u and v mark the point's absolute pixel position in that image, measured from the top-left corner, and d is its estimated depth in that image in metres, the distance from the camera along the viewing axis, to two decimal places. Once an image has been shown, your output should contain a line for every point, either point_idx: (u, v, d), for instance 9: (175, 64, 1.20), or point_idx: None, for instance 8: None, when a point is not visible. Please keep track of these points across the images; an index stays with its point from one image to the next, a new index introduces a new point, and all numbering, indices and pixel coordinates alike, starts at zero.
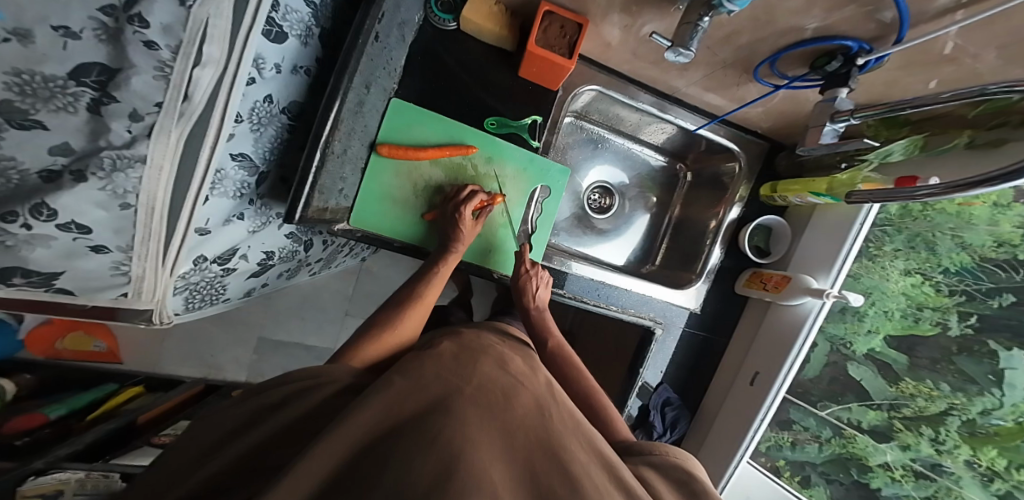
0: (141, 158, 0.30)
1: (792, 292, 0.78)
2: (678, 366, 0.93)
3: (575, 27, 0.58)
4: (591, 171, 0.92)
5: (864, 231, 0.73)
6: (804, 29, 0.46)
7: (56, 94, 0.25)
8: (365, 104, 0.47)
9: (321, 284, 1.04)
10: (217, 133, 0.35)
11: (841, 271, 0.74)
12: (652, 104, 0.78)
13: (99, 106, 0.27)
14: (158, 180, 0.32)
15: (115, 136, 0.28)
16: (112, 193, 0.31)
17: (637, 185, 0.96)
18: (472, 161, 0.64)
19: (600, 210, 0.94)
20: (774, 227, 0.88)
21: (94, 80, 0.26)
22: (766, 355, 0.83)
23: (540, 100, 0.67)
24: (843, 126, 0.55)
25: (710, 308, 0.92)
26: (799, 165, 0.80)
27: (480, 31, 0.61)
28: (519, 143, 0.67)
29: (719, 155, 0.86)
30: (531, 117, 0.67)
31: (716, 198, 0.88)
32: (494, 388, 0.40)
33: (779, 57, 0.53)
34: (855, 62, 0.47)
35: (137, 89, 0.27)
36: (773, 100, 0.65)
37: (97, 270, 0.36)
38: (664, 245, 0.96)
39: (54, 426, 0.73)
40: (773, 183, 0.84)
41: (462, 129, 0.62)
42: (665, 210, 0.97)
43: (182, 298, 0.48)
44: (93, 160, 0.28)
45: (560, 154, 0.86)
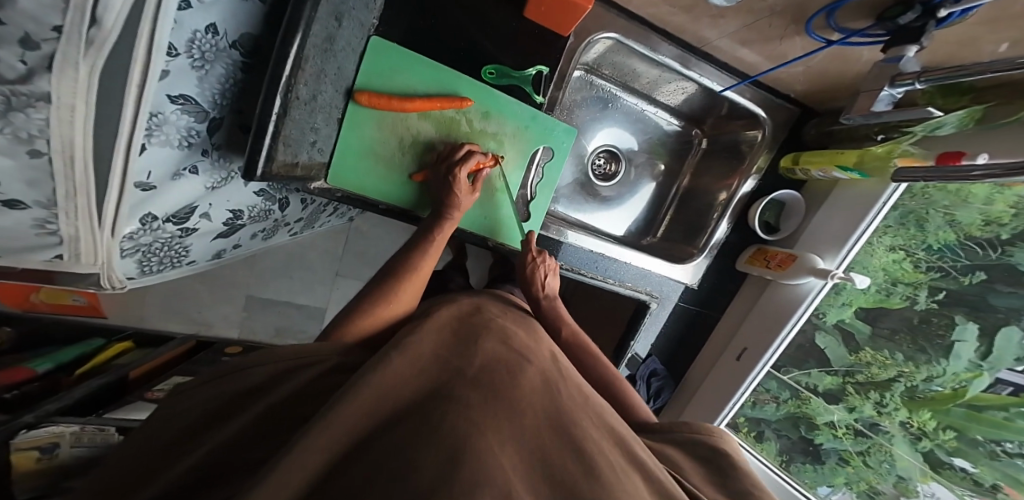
0: (43, 95, 0.24)
1: (796, 271, 0.74)
2: (667, 339, 0.92)
3: None
4: (597, 133, 0.85)
5: (884, 212, 0.68)
6: None
7: None
8: (336, 41, 0.40)
9: (307, 243, 0.99)
10: (146, 70, 0.28)
11: (850, 253, 0.70)
12: (676, 58, 0.69)
13: None
14: (73, 122, 0.26)
15: (4, 68, 0.22)
16: (14, 137, 0.25)
17: (646, 151, 0.89)
18: (467, 116, 0.57)
19: (605, 177, 0.87)
20: (788, 201, 0.82)
21: None
22: (756, 330, 0.81)
23: (549, 48, 0.58)
24: (903, 91, 0.49)
25: (708, 283, 0.89)
26: (827, 135, 0.73)
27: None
28: (521, 98, 0.60)
29: (740, 121, 0.79)
30: (536, 67, 0.58)
31: (731, 168, 0.82)
32: (499, 363, 0.36)
33: (840, 5, 0.45)
34: (936, 14, 0.40)
35: (27, 10, 0.20)
36: (817, 58, 0.57)
37: (15, 226, 0.31)
38: (667, 216, 0.91)
39: (41, 381, 0.70)
40: (796, 153, 0.77)
41: (456, 78, 0.54)
42: (674, 180, 0.91)
43: (134, 261, 0.44)
44: None
45: (565, 112, 0.78)
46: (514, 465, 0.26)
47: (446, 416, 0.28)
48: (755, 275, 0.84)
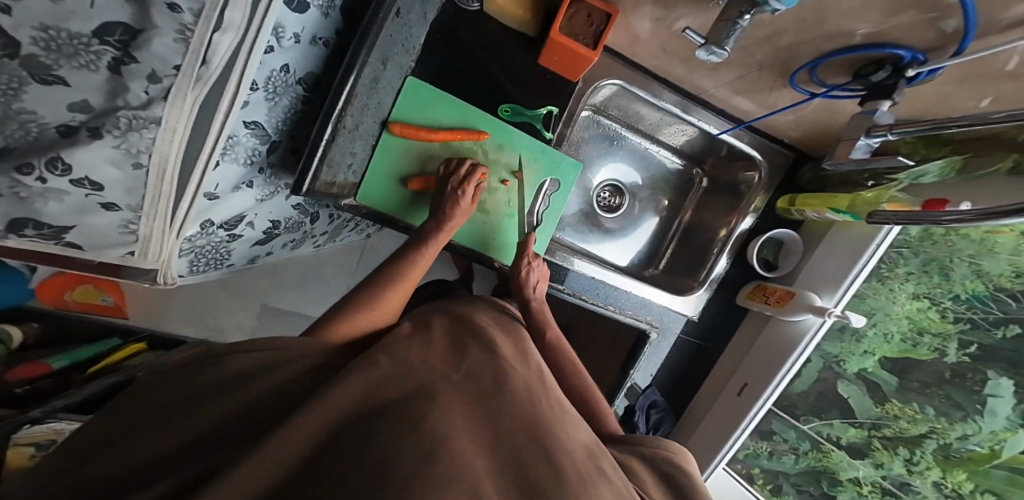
0: (156, 120, 0.29)
1: (795, 308, 0.75)
2: (669, 371, 0.93)
3: (603, 17, 0.56)
4: (602, 168, 0.90)
5: (880, 252, 0.70)
6: (854, 33, 0.44)
7: (80, 50, 0.24)
8: (381, 80, 0.46)
9: (325, 257, 1.04)
10: (233, 100, 0.33)
11: (846, 293, 0.72)
12: (676, 104, 0.75)
13: (120, 65, 0.25)
14: (172, 142, 0.31)
15: (132, 96, 0.27)
16: (126, 152, 0.30)
17: (649, 186, 0.94)
18: (483, 147, 0.63)
19: (609, 209, 0.92)
20: (785, 241, 0.86)
21: (117, 39, 0.24)
22: (757, 367, 0.81)
23: (558, 91, 0.65)
24: (877, 142, 0.53)
25: (709, 316, 0.91)
26: (823, 180, 0.77)
27: (504, 14, 0.59)
28: (531, 133, 0.65)
29: (739, 163, 0.84)
30: (547, 107, 0.64)
31: (731, 206, 0.86)
32: (482, 374, 0.38)
33: (819, 63, 0.51)
34: (903, 74, 0.46)
35: (158, 51, 0.26)
36: (806, 107, 0.62)
37: (106, 226, 0.35)
38: (669, 249, 0.94)
39: (54, 378, 0.73)
40: (792, 195, 0.81)
41: (476, 114, 0.60)
42: (676, 214, 0.95)
43: (187, 261, 0.48)
44: (109, 119, 0.27)
45: (572, 148, 0.85)
46: (490, 471, 0.28)
47: (428, 420, 0.29)
48: (757, 310, 0.86)
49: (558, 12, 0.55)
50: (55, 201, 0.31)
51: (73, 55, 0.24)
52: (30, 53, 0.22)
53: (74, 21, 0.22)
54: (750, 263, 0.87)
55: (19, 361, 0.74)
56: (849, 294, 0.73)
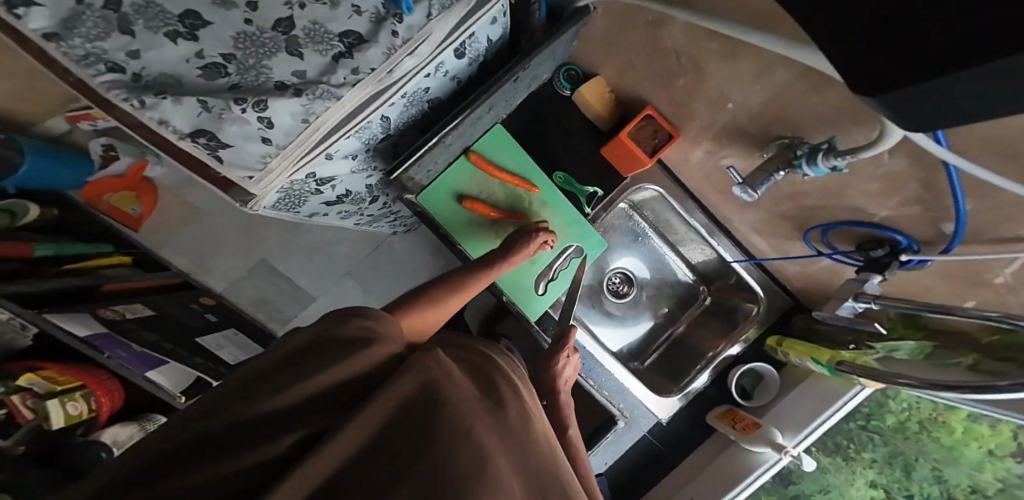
0: (338, 93, 0.53)
1: (757, 438, 0.78)
2: (623, 466, 0.94)
3: (665, 135, 0.69)
4: (621, 257, 0.99)
5: (846, 411, 0.73)
6: (873, 213, 0.54)
7: (326, 42, 0.49)
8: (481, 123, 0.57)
9: (343, 241, 1.14)
10: (384, 97, 0.58)
11: (808, 436, 0.75)
12: (703, 224, 0.86)
13: (340, 57, 0.51)
14: (336, 109, 0.54)
15: (335, 77, 0.52)
16: (304, 109, 0.52)
17: (657, 288, 1.01)
18: (531, 198, 0.72)
19: (615, 294, 0.99)
20: (765, 375, 0.91)
21: (350, 42, 0.50)
22: (709, 485, 0.82)
23: (609, 176, 0.76)
24: (862, 308, 0.61)
25: (675, 425, 0.94)
26: (810, 332, 0.84)
27: (587, 104, 0.71)
28: (574, 201, 0.75)
29: (741, 294, 0.92)
30: (593, 188, 0.75)
31: (726, 331, 0.93)
32: (506, 411, 0.38)
33: (833, 228, 0.60)
34: (899, 255, 0.54)
35: (369, 55, 0.51)
36: (813, 264, 0.72)
37: (251, 156, 0.56)
38: (658, 351, 1.00)
39: (27, 263, 0.83)
40: (780, 336, 0.88)
41: (536, 170, 0.71)
42: (672, 323, 1.01)
43: (278, 198, 0.65)
44: (312, 86, 0.51)
45: (603, 230, 0.95)
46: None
47: (451, 458, 0.30)
48: (721, 433, 0.89)
49: (632, 119, 0.68)
50: (238, 124, 0.51)
51: (321, 42, 0.49)
52: (301, 37, 0.48)
53: (337, 26, 0.49)
54: (728, 388, 0.92)
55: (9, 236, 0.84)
56: (807, 442, 0.76)
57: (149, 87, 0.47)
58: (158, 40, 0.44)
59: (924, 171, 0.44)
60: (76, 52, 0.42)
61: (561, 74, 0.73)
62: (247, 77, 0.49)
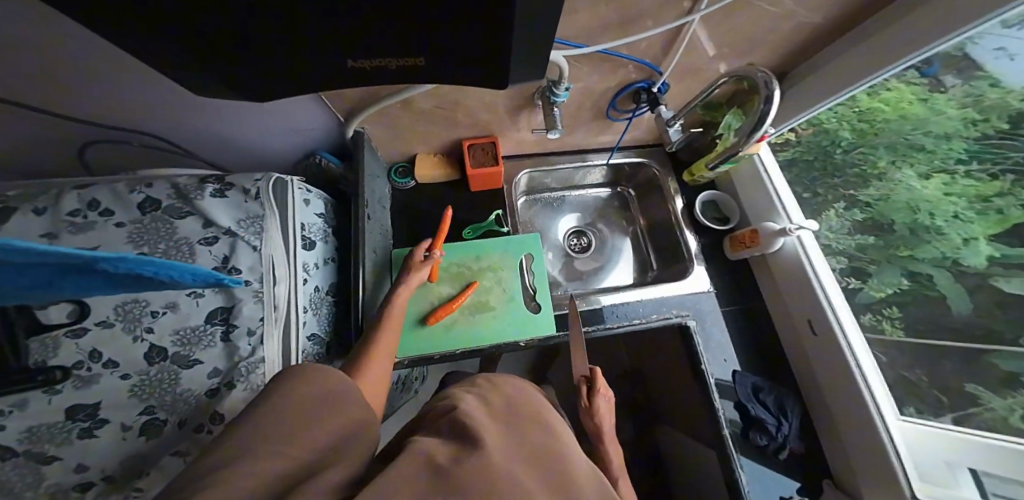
0: (259, 357, 0.60)
1: (768, 238, 0.82)
2: (744, 351, 0.86)
3: (488, 145, 0.84)
4: (559, 225, 0.99)
5: (773, 176, 0.87)
6: (619, 62, 0.73)
7: (202, 336, 0.58)
8: (314, 271, 0.73)
9: None
10: (295, 321, 0.66)
11: (786, 209, 0.84)
12: (574, 160, 0.94)
13: (228, 333, 0.60)
14: (272, 364, 0.61)
15: (243, 349, 0.59)
16: (250, 389, 0.58)
17: (603, 220, 1.02)
18: (466, 265, 0.84)
19: (582, 250, 0.98)
20: (717, 199, 0.95)
21: (220, 318, 0.60)
22: (799, 300, 0.82)
23: (486, 204, 0.90)
24: (655, 85, 0.79)
25: (723, 282, 0.91)
26: (694, 151, 0.94)
27: (431, 177, 0.88)
28: (494, 235, 0.88)
29: (637, 172, 0.98)
30: (495, 213, 0.88)
31: (661, 199, 0.96)
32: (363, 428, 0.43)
33: (616, 102, 0.82)
34: (561, 84, 0.69)
35: (248, 312, 0.61)
36: (640, 123, 0.89)
37: None
38: (652, 254, 0.98)
39: None
40: (688, 168, 0.94)
41: (449, 246, 0.85)
42: (633, 224, 1.02)
43: None
44: (236, 368, 0.58)
45: (526, 224, 0.95)
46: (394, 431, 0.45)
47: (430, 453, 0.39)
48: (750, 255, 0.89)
49: (464, 156, 0.83)
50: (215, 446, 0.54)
51: (200, 339, 0.58)
52: (179, 346, 0.57)
53: (192, 318, 0.58)
54: (707, 225, 0.91)
55: None
56: (790, 210, 0.84)
57: (190, 424, 0.55)
58: (79, 453, 0.49)
59: (607, 61, 0.72)
60: (136, 459, 0.52)
61: (394, 177, 0.89)
62: (214, 318, 0.59)
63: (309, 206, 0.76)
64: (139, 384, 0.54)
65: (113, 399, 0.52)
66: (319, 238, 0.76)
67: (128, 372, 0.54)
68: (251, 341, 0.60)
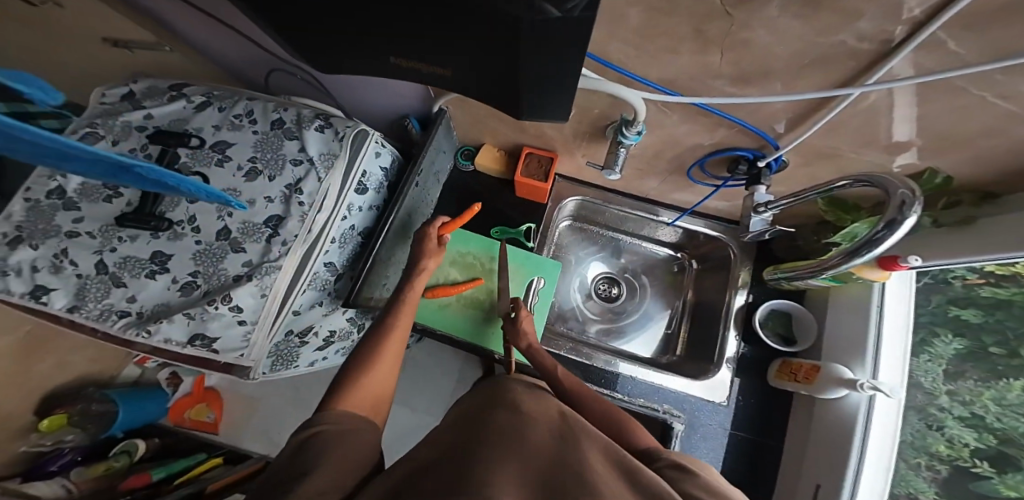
0: (277, 266, 0.75)
1: (824, 383, 0.62)
2: (731, 492, 0.71)
3: (547, 160, 0.83)
4: (592, 266, 0.95)
5: (890, 318, 0.60)
6: (722, 120, 0.60)
7: (256, 231, 0.77)
8: (356, 213, 0.85)
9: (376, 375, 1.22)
10: (320, 248, 0.80)
11: (878, 362, 0.59)
12: (636, 205, 0.88)
13: (271, 236, 0.76)
14: (282, 277, 0.76)
15: (273, 253, 0.75)
16: (259, 287, 0.74)
17: (645, 276, 0.94)
18: (480, 259, 0.87)
19: (608, 300, 0.92)
20: (794, 313, 0.76)
21: (271, 224, 0.77)
22: (821, 462, 0.61)
23: (532, 212, 0.90)
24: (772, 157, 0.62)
25: (748, 410, 0.74)
26: (795, 249, 0.74)
27: (488, 168, 0.89)
28: (518, 244, 0.89)
29: (709, 245, 0.86)
30: (526, 224, 0.88)
31: (723, 284, 0.82)
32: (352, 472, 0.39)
33: (705, 160, 0.70)
34: (635, 127, 0.62)
35: (290, 227, 0.76)
36: (731, 193, 0.75)
37: (236, 337, 0.75)
38: (683, 334, 0.88)
39: (152, 488, 0.94)
40: (774, 265, 0.77)
41: (471, 236, 0.87)
42: (680, 294, 0.92)
43: (270, 362, 0.84)
44: (260, 266, 0.75)
45: (558, 249, 0.94)
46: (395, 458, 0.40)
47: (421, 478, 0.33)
48: (798, 394, 0.71)
49: (518, 162, 0.82)
50: (217, 320, 0.73)
51: (252, 234, 0.77)
52: (238, 233, 0.77)
53: (255, 216, 0.77)
54: (764, 340, 0.75)
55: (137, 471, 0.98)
56: (886, 365, 0.59)
57: (211, 293, 0.74)
58: (145, 285, 0.74)
59: (703, 113, 0.60)
60: (161, 307, 0.74)
61: (459, 157, 0.93)
62: (269, 222, 0.77)
63: (380, 156, 0.87)
64: (200, 252, 0.76)
65: (185, 251, 0.76)
66: (373, 184, 0.88)
67: (201, 238, 0.77)
68: (281, 249, 0.75)
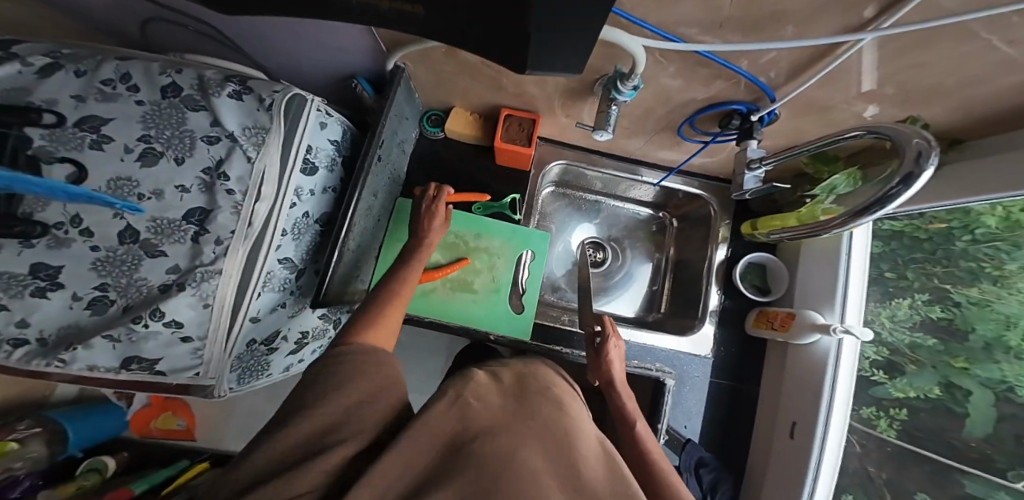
0: (217, 270, 0.61)
1: (799, 330, 0.69)
2: (713, 424, 0.81)
3: (529, 122, 0.77)
4: (576, 231, 0.94)
5: (856, 264, 0.66)
6: (720, 76, 0.57)
7: (175, 230, 0.60)
8: (305, 197, 0.71)
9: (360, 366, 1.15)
10: (270, 243, 0.66)
11: (846, 304, 0.66)
12: (618, 166, 0.87)
13: (198, 236, 0.60)
14: (227, 284, 0.62)
15: (206, 257, 0.60)
16: (199, 297, 0.60)
17: (628, 237, 0.96)
18: (464, 238, 0.81)
19: (593, 265, 0.93)
20: (768, 264, 0.82)
21: (196, 219, 0.61)
22: (795, 398, 0.69)
23: (515, 182, 0.87)
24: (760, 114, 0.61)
25: (729, 354, 0.82)
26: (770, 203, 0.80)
27: (460, 133, 0.82)
28: (503, 217, 0.85)
29: (691, 202, 0.89)
30: (510, 195, 0.85)
31: (704, 238, 0.86)
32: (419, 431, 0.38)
33: (695, 118, 0.68)
34: (630, 83, 0.56)
35: (221, 222, 0.61)
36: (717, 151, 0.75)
37: (184, 355, 0.63)
38: (666, 291, 0.92)
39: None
40: (752, 219, 0.82)
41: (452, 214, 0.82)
42: (662, 251, 0.96)
43: (235, 375, 0.72)
44: (191, 273, 0.60)
45: (543, 218, 0.93)
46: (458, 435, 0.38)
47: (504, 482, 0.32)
48: (771, 340, 0.78)
49: (497, 127, 0.76)
50: (155, 339, 0.60)
51: (171, 234, 0.60)
52: (151, 234, 0.60)
53: (170, 211, 0.60)
54: (742, 291, 0.82)
55: (110, 487, 0.88)
56: (851, 308, 0.66)
57: (134, 310, 0.59)
58: (35, 305, 0.57)
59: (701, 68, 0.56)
60: (71, 330, 0.59)
61: (425, 123, 0.85)
62: (192, 217, 0.60)
63: (326, 129, 0.73)
64: (101, 260, 0.59)
65: (78, 264, 0.58)
66: (320, 157, 0.73)
67: (98, 244, 0.59)
68: (216, 249, 0.60)
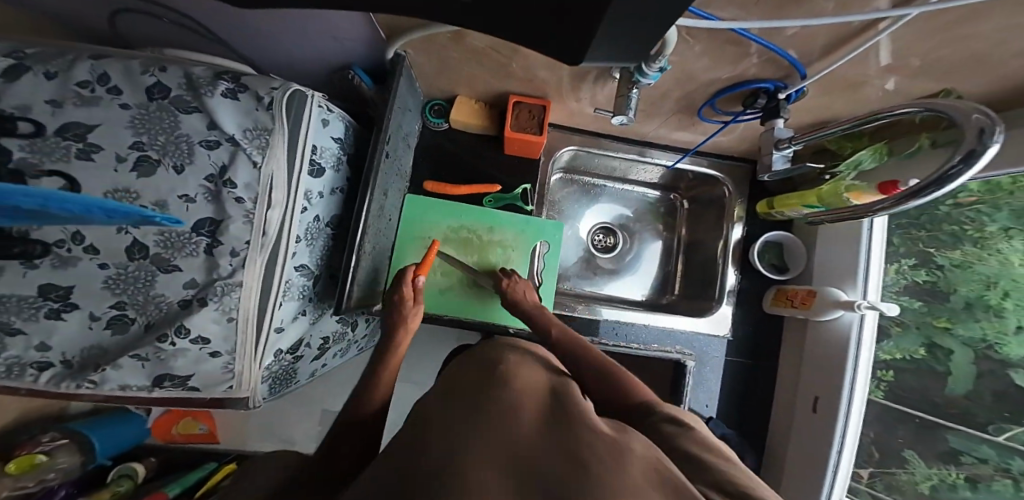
0: (236, 282, 0.58)
1: (820, 307, 0.69)
2: (732, 400, 0.83)
3: (540, 108, 0.74)
4: (588, 216, 0.93)
5: (876, 242, 0.66)
6: (748, 53, 0.54)
7: (188, 244, 0.57)
8: (315, 199, 0.68)
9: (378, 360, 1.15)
10: (286, 250, 0.63)
11: (868, 281, 0.66)
12: (631, 149, 0.85)
13: (211, 248, 0.58)
14: (248, 296, 0.60)
15: (223, 269, 0.58)
16: (223, 310, 0.58)
17: (640, 220, 0.95)
18: (477, 231, 0.80)
19: (605, 250, 0.93)
20: (784, 242, 0.83)
21: (207, 231, 0.58)
22: (818, 374, 0.71)
23: (525, 171, 0.85)
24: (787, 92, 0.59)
25: (745, 332, 0.84)
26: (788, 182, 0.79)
27: (464, 123, 0.80)
28: (516, 209, 0.83)
29: (705, 183, 0.88)
30: (522, 185, 0.84)
31: (719, 218, 0.86)
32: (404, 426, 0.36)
33: (716, 99, 0.66)
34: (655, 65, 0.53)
35: (234, 232, 0.58)
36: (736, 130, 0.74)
37: (215, 369, 0.61)
38: (680, 273, 0.93)
39: None
40: (770, 198, 0.81)
41: (461, 206, 0.81)
42: (674, 233, 0.95)
43: (267, 384, 0.70)
44: (210, 287, 0.58)
45: (553, 205, 0.92)
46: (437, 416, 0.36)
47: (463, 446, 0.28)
48: (789, 316, 0.80)
49: (506, 115, 0.73)
50: (182, 356, 0.58)
51: (183, 248, 0.57)
52: (162, 249, 0.57)
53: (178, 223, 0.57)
54: (758, 269, 0.83)
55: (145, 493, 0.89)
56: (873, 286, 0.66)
57: (156, 328, 0.57)
58: (52, 328, 0.55)
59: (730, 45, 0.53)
60: (94, 351, 0.57)
61: (427, 113, 0.81)
62: (202, 228, 0.57)
63: (329, 127, 0.69)
64: (113, 278, 0.56)
65: (89, 285, 0.55)
66: (326, 156, 0.69)
67: (107, 262, 0.56)
68: (232, 261, 0.58)
